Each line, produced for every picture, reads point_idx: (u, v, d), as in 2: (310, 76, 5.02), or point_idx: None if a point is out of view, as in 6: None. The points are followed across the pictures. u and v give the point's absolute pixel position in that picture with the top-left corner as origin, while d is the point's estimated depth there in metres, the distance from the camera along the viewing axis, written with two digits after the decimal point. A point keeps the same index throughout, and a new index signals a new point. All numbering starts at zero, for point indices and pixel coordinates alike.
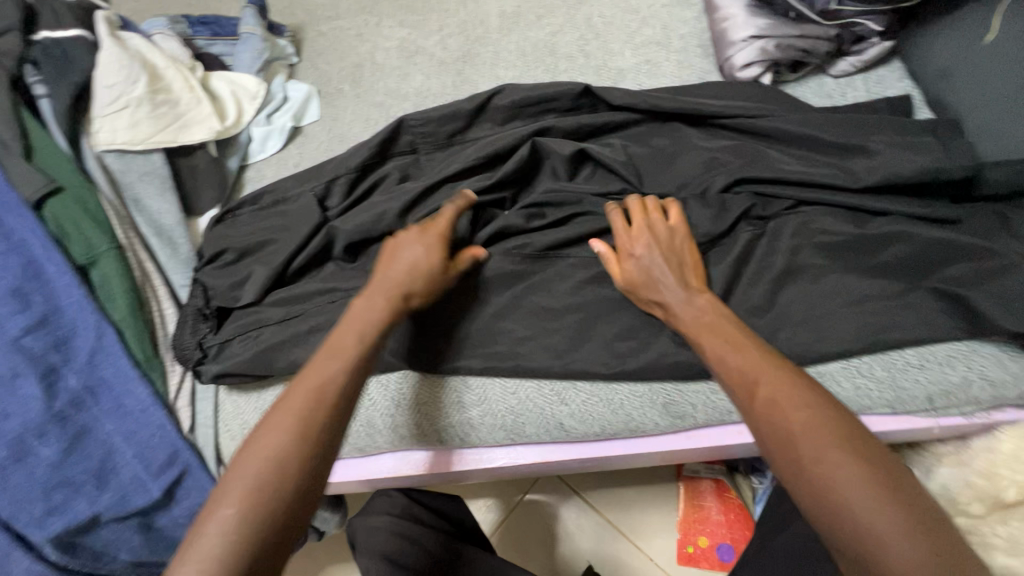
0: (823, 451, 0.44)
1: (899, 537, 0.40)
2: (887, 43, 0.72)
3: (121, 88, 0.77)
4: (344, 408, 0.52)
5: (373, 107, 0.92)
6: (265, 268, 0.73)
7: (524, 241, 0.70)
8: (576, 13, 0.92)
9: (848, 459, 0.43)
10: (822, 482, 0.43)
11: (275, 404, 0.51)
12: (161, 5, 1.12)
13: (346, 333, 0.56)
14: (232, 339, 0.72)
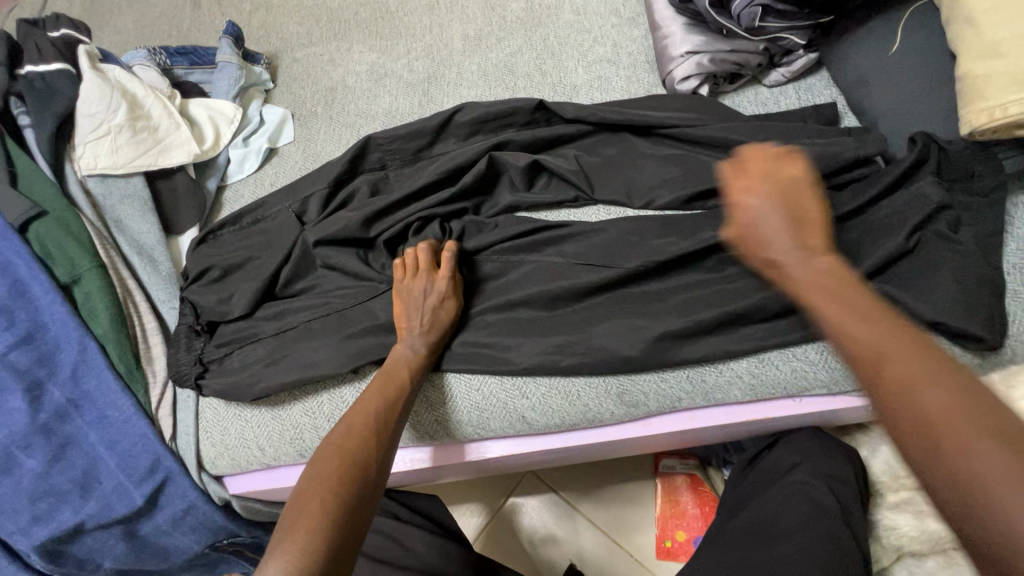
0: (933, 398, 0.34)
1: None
2: (812, 55, 0.79)
3: (102, 116, 0.82)
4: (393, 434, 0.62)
5: (345, 127, 0.97)
6: (254, 281, 0.78)
7: (495, 248, 0.76)
8: (534, 34, 0.98)
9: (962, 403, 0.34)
10: (952, 449, 0.33)
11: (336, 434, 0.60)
12: (144, 37, 1.18)
13: (393, 373, 0.66)
14: (228, 353, 0.77)
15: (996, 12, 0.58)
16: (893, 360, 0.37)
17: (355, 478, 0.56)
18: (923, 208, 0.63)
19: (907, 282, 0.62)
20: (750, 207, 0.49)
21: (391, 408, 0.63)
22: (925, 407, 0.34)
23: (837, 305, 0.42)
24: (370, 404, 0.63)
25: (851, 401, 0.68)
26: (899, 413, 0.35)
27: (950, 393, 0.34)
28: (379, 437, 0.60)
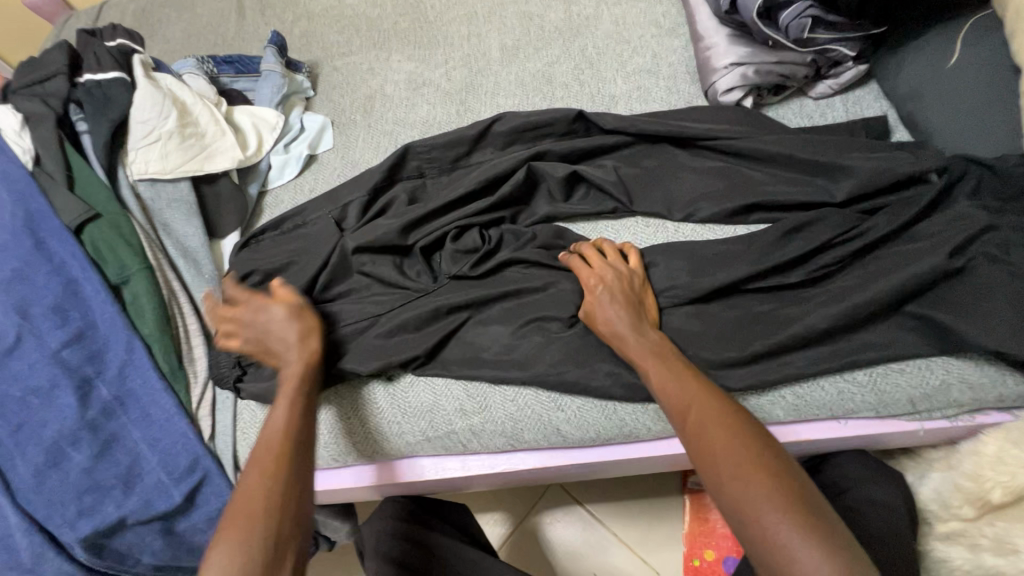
0: (740, 478, 0.49)
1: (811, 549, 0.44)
2: (861, 67, 0.77)
3: (154, 123, 0.85)
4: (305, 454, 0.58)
5: (383, 135, 0.99)
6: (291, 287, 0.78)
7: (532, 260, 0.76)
8: (572, 44, 0.98)
9: (761, 489, 0.48)
10: (754, 522, 0.47)
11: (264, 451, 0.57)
12: (191, 46, 1.22)
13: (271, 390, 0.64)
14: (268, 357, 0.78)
15: None
16: (724, 472, 0.50)
17: (259, 518, 0.52)
18: (967, 228, 0.60)
19: (958, 304, 0.59)
20: (626, 331, 0.63)
21: (298, 432, 0.59)
22: (748, 513, 0.48)
23: (676, 409, 0.56)
24: (272, 431, 0.58)
25: (901, 425, 0.65)
26: (746, 526, 0.48)
27: (759, 488, 0.48)
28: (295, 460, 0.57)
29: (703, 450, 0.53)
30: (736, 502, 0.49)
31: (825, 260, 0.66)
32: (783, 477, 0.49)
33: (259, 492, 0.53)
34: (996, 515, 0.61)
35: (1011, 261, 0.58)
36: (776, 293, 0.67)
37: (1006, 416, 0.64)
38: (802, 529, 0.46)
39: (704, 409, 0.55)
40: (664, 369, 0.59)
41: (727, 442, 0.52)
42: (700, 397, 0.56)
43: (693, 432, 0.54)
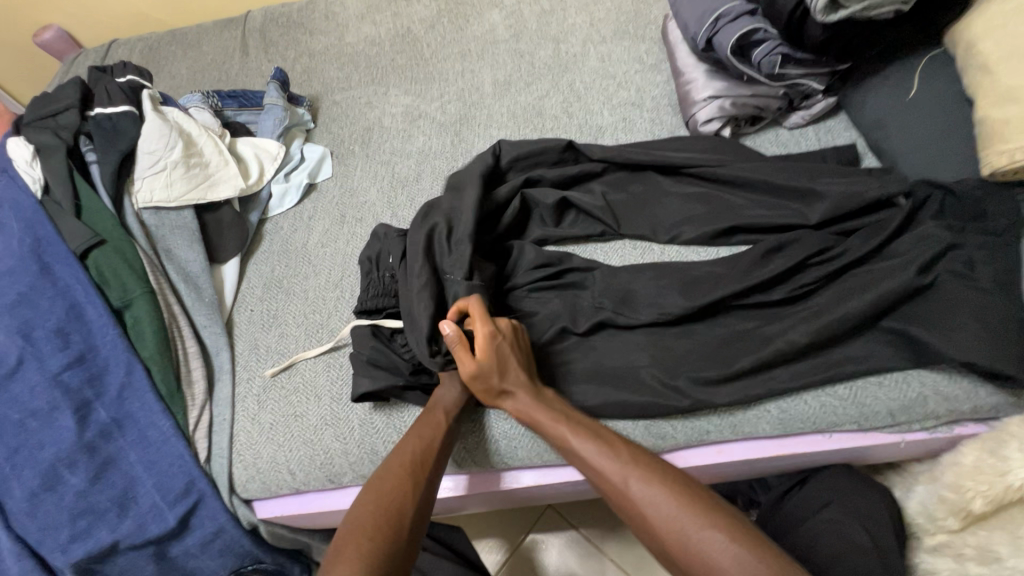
0: (673, 519, 0.53)
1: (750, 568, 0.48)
2: (830, 100, 0.82)
3: (160, 153, 0.88)
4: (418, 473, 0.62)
5: (381, 164, 1.03)
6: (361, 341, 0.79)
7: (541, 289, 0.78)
8: (560, 80, 1.04)
9: (699, 525, 0.52)
10: (700, 558, 0.50)
11: (377, 477, 0.62)
12: (196, 82, 1.27)
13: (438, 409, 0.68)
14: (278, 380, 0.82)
15: (1011, 61, 0.61)
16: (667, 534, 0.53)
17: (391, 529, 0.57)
18: (934, 246, 0.64)
19: (928, 320, 0.62)
20: (522, 404, 0.66)
21: (411, 452, 0.63)
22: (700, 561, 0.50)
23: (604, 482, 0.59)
24: (416, 438, 0.65)
25: (882, 437, 0.67)
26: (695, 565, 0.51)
27: (696, 527, 0.52)
28: (415, 480, 0.61)
29: (630, 508, 0.56)
30: (687, 557, 0.51)
31: (802, 278, 0.69)
32: (711, 505, 0.53)
33: (401, 497, 0.59)
34: (978, 525, 0.63)
35: (975, 276, 0.62)
36: (758, 310, 0.70)
37: (982, 428, 0.66)
38: (744, 560, 0.48)
39: (637, 475, 0.57)
40: (583, 442, 0.61)
41: (648, 495, 0.56)
42: (629, 465, 0.59)
43: (627, 501, 0.57)
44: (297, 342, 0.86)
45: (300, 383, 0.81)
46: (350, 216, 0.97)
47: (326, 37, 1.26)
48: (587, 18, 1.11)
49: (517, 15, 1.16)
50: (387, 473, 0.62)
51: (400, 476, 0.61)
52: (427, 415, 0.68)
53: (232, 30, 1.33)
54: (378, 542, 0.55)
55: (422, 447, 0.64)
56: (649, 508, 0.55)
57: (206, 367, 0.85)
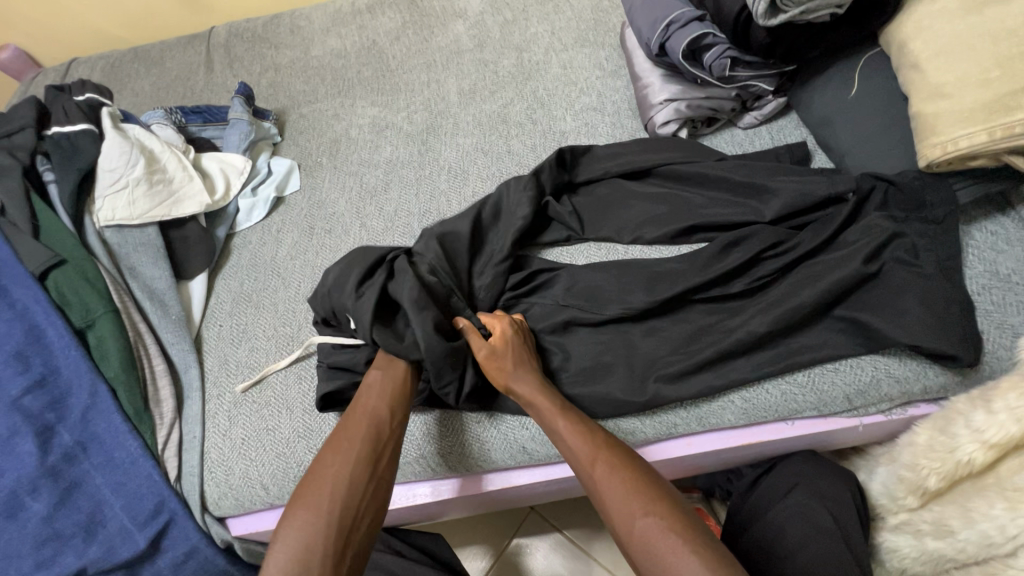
0: (634, 505, 0.54)
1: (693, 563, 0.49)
2: (780, 100, 0.86)
3: (121, 171, 0.87)
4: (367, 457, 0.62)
5: (349, 175, 1.03)
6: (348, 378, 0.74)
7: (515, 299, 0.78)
8: (524, 87, 1.06)
9: (654, 517, 0.53)
10: (652, 548, 0.51)
11: (327, 452, 0.62)
12: (160, 99, 1.26)
13: (386, 393, 0.67)
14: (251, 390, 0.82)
15: (939, 59, 0.65)
16: (624, 526, 0.54)
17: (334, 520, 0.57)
18: (879, 236, 0.67)
19: (877, 306, 0.65)
20: (526, 382, 0.66)
21: (364, 434, 0.64)
22: (654, 557, 0.51)
23: (576, 462, 0.60)
24: (367, 420, 0.65)
25: (842, 421, 0.70)
26: (643, 553, 0.52)
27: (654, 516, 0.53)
28: (366, 461, 0.62)
29: (598, 491, 0.57)
30: (640, 550, 0.52)
31: (758, 270, 0.72)
32: (671, 502, 0.55)
33: (346, 476, 0.60)
34: (934, 501, 0.65)
35: (918, 263, 0.65)
36: (719, 304, 0.72)
37: (933, 408, 0.68)
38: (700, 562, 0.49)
39: (608, 464, 0.58)
40: (570, 428, 0.62)
41: (619, 483, 0.56)
42: (599, 448, 0.60)
43: (594, 485, 0.58)
44: (267, 355, 0.85)
45: (272, 397, 0.81)
46: (319, 228, 0.97)
47: (291, 51, 1.26)
48: (549, 27, 1.13)
49: (480, 25, 1.18)
50: (337, 454, 0.62)
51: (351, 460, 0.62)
52: (377, 398, 0.67)
53: (196, 46, 1.33)
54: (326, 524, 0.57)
55: (371, 427, 0.64)
56: (620, 490, 0.56)
57: (174, 384, 0.84)
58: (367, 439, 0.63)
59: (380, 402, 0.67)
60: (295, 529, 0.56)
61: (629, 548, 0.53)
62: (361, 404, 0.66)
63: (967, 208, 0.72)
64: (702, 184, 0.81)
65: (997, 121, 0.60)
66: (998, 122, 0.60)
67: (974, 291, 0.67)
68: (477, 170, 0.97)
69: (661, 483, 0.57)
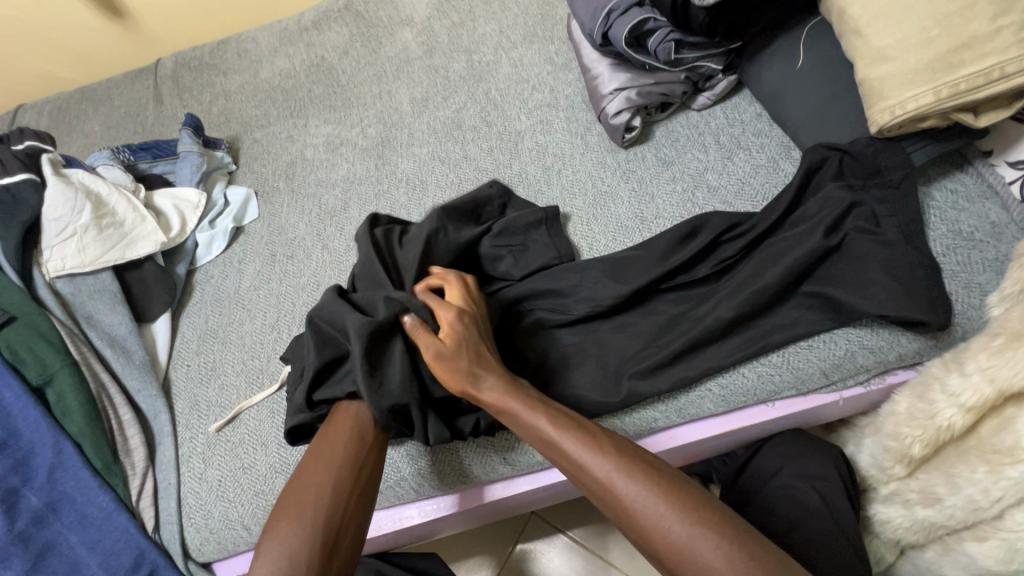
0: (652, 506, 0.50)
1: (732, 567, 0.46)
2: (730, 78, 0.85)
3: (67, 219, 0.85)
4: (355, 465, 0.61)
5: (308, 197, 1.01)
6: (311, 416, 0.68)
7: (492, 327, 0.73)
8: (476, 90, 1.04)
9: (678, 518, 0.49)
10: (684, 550, 0.48)
11: (312, 458, 0.61)
12: (110, 138, 1.23)
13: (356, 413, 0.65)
14: (223, 429, 0.80)
15: (879, 22, 0.63)
16: (648, 525, 0.50)
17: (325, 518, 0.56)
18: (838, 207, 0.66)
19: (844, 279, 0.64)
20: (496, 392, 0.60)
21: (348, 444, 0.62)
22: (686, 558, 0.48)
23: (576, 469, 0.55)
24: (342, 432, 0.63)
25: (823, 397, 0.69)
26: (672, 554, 0.48)
27: (674, 512, 0.49)
28: (355, 472, 0.60)
29: (605, 493, 0.53)
30: (668, 550, 0.49)
31: (721, 252, 0.71)
32: (693, 497, 0.50)
33: (331, 484, 0.59)
34: (921, 468, 0.65)
35: (880, 231, 0.64)
36: (688, 292, 0.71)
37: (911, 373, 0.68)
38: (740, 561, 0.46)
39: (615, 465, 0.53)
40: (563, 437, 0.56)
41: (630, 482, 0.52)
42: (597, 447, 0.55)
43: (603, 486, 0.53)
44: (238, 391, 0.83)
45: (246, 434, 0.79)
46: (281, 254, 0.95)
47: (240, 75, 1.23)
48: (496, 26, 1.11)
49: (428, 31, 1.16)
50: (317, 466, 0.60)
51: (337, 469, 0.60)
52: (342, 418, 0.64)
53: (143, 80, 1.29)
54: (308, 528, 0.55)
55: (358, 439, 0.62)
56: (626, 495, 0.51)
57: (144, 432, 0.81)
58: (351, 447, 0.62)
59: (352, 414, 0.64)
60: (279, 544, 0.54)
61: (656, 551, 0.50)
62: (335, 419, 0.64)
63: (925, 168, 0.71)
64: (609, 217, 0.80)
65: (941, 80, 0.59)
66: (941, 81, 0.59)
67: (940, 253, 0.66)
68: (435, 179, 0.95)
69: (676, 475, 0.53)
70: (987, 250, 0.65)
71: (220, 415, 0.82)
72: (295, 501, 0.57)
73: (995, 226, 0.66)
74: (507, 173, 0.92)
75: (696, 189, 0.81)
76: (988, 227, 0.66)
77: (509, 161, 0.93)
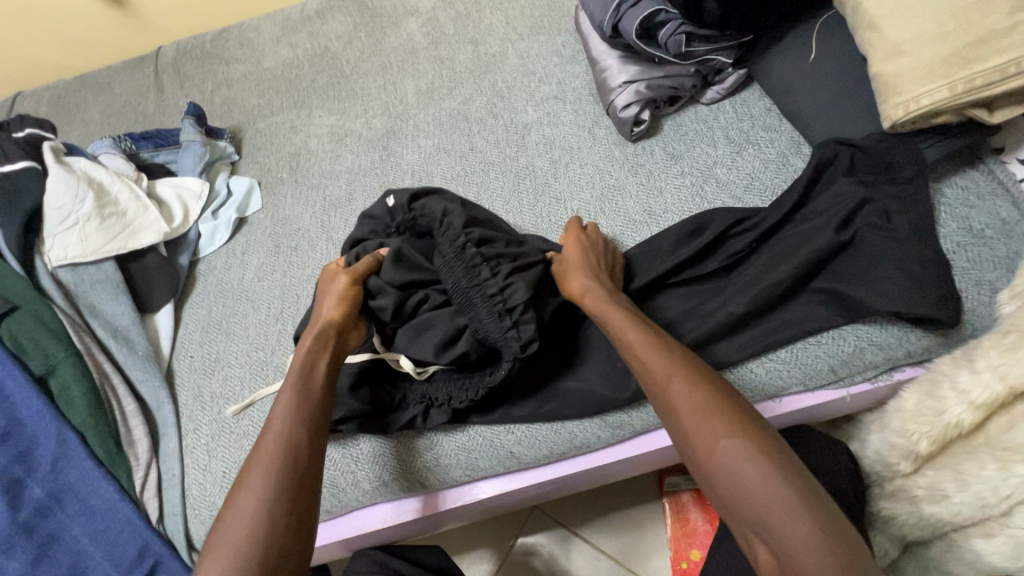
0: (713, 428, 0.51)
1: (785, 505, 0.46)
2: (740, 72, 0.84)
3: (69, 208, 0.84)
4: (295, 442, 0.58)
5: (312, 188, 1.00)
6: None
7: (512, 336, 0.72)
8: (482, 81, 1.03)
9: (739, 445, 0.49)
10: (733, 474, 0.49)
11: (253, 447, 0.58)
12: (110, 126, 1.21)
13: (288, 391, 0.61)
14: (243, 411, 0.79)
15: (895, 16, 0.63)
16: (705, 441, 0.51)
17: (272, 503, 0.54)
18: (849, 202, 0.66)
19: (853, 276, 0.64)
20: (599, 300, 0.64)
21: (284, 425, 0.59)
22: (736, 480, 0.48)
23: (665, 381, 0.55)
24: (277, 416, 0.60)
25: (830, 394, 0.69)
26: (720, 477, 0.49)
27: (735, 439, 0.50)
28: (295, 450, 0.57)
29: (672, 404, 0.54)
30: (720, 469, 0.50)
31: (729, 247, 0.71)
32: (756, 432, 0.51)
33: (273, 468, 0.56)
34: (927, 464, 0.65)
35: (891, 227, 0.64)
36: (697, 290, 0.71)
37: (919, 370, 0.68)
38: (793, 500, 0.46)
39: (685, 381, 0.54)
40: (645, 349, 0.58)
41: (695, 400, 0.53)
42: (670, 361, 0.56)
43: (669, 396, 0.54)
44: (242, 382, 0.83)
45: (251, 426, 0.78)
46: (285, 245, 0.94)
47: (242, 64, 1.22)
48: (502, 17, 1.10)
49: (434, 22, 1.14)
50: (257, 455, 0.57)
51: (274, 454, 0.57)
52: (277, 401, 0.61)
53: (144, 68, 1.28)
54: (259, 520, 0.53)
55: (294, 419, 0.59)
56: (691, 408, 0.53)
57: (148, 423, 0.81)
58: (288, 429, 0.58)
59: (286, 393, 0.61)
60: (231, 539, 0.52)
61: (705, 469, 0.51)
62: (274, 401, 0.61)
63: (936, 166, 0.71)
64: (617, 215, 0.81)
65: (956, 75, 0.59)
66: (958, 76, 0.59)
67: (950, 250, 0.66)
68: (441, 171, 0.94)
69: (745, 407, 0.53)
70: (997, 248, 0.65)
71: (228, 405, 0.81)
72: (240, 495, 0.55)
73: (1005, 224, 0.66)
74: (513, 166, 0.91)
75: (704, 184, 0.80)
76: (998, 225, 0.66)
77: (515, 153, 0.92)
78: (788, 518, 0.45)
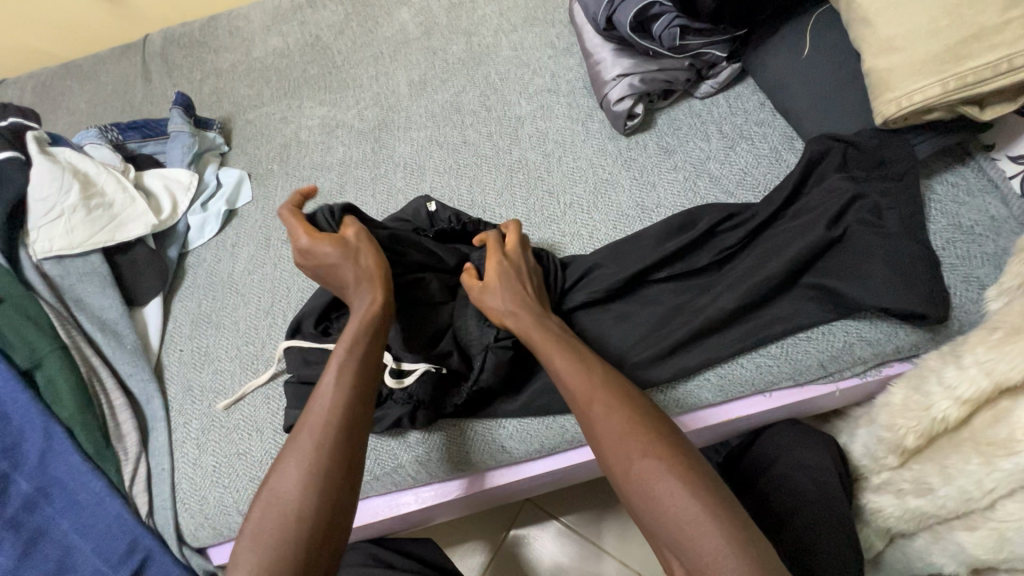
0: (632, 449, 0.52)
1: (700, 527, 0.46)
2: (734, 66, 0.84)
3: (54, 199, 0.82)
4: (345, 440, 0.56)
5: (303, 181, 0.99)
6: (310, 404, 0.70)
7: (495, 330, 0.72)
8: (475, 73, 1.02)
9: (659, 467, 0.50)
10: (649, 493, 0.49)
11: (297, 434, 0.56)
12: (97, 116, 1.19)
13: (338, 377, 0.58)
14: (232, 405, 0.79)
15: (889, 12, 0.63)
16: (623, 460, 0.52)
17: (315, 505, 0.52)
18: (841, 198, 0.66)
19: (844, 272, 0.64)
20: (530, 325, 0.64)
21: (335, 418, 0.56)
22: (649, 499, 0.49)
23: (585, 405, 0.56)
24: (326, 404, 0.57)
25: (820, 389, 0.69)
26: (638, 497, 0.50)
27: (654, 461, 0.50)
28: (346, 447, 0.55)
29: (597, 425, 0.55)
30: (638, 487, 0.50)
31: (720, 242, 0.71)
32: (680, 457, 0.51)
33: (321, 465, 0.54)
34: (914, 458, 0.66)
35: (881, 223, 0.64)
36: (688, 285, 0.71)
37: (907, 365, 0.68)
38: (708, 527, 0.46)
39: (606, 404, 0.55)
40: (574, 370, 0.58)
41: (617, 421, 0.54)
42: (598, 383, 0.57)
43: (593, 417, 0.55)
44: (232, 376, 0.82)
45: (241, 420, 0.78)
46: (275, 238, 0.94)
47: (231, 53, 1.20)
48: (496, 8, 1.09)
49: (426, 12, 1.13)
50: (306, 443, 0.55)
51: (323, 450, 0.54)
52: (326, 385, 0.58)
53: (131, 57, 1.25)
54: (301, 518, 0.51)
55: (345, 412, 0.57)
56: (614, 428, 0.53)
57: (137, 417, 0.80)
58: (339, 422, 0.56)
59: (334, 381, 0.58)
60: (270, 532, 0.51)
61: (624, 488, 0.51)
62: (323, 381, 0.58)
63: (927, 162, 0.71)
64: (610, 210, 0.81)
65: (949, 71, 0.59)
66: (950, 72, 0.59)
67: (939, 246, 0.66)
68: (433, 164, 0.94)
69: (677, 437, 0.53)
70: (986, 244, 0.66)
71: (219, 399, 0.81)
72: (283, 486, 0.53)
73: (994, 221, 0.67)
74: (506, 159, 0.90)
75: (697, 179, 0.80)
76: (987, 221, 0.67)
77: (508, 147, 0.92)
78: (706, 542, 0.46)
